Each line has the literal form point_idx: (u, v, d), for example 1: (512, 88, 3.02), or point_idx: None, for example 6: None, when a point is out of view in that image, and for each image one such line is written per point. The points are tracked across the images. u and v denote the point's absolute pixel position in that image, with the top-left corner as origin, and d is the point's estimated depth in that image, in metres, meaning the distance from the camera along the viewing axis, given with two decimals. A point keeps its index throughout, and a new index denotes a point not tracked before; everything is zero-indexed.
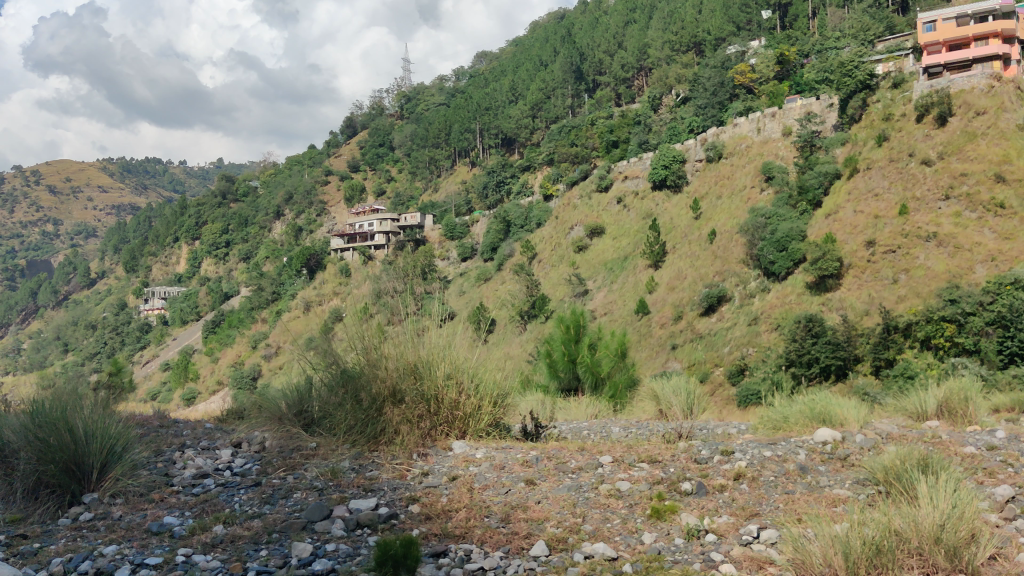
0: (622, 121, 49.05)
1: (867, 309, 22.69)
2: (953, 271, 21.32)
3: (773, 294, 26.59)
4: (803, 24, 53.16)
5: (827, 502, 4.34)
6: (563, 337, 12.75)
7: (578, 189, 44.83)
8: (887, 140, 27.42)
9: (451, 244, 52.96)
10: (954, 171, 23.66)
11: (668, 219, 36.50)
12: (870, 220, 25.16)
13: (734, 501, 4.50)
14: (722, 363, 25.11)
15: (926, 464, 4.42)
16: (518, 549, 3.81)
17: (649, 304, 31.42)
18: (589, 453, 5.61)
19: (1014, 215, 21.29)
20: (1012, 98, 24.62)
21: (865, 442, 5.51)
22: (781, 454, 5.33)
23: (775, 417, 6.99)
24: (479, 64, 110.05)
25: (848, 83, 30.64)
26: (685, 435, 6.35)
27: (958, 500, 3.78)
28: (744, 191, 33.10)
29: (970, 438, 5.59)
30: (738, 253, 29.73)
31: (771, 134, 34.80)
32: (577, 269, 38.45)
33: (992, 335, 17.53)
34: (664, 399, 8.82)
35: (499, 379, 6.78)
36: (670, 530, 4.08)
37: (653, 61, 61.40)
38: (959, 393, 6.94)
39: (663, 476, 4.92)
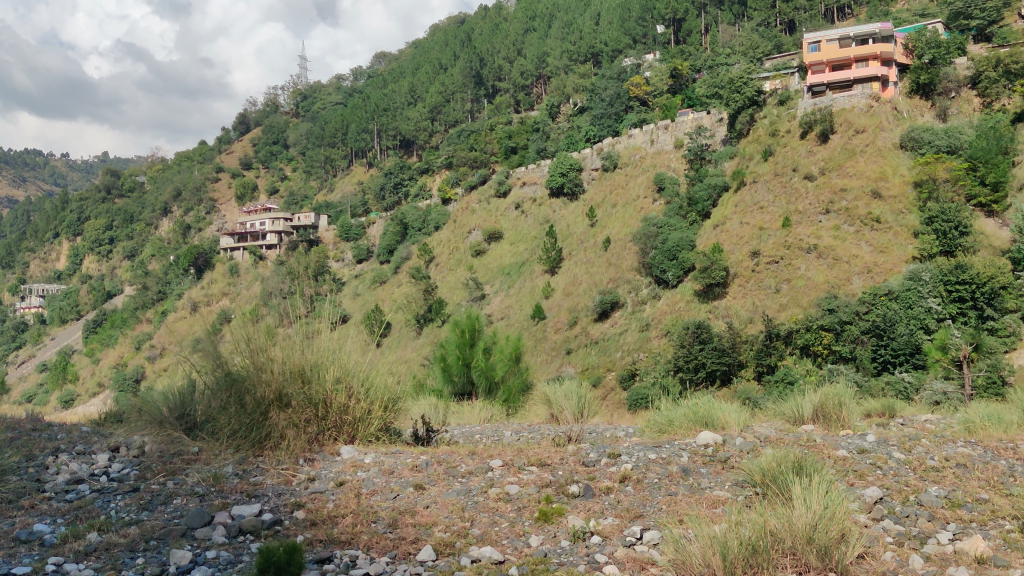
0: (521, 128, 49.60)
1: (751, 317, 23.41)
2: (832, 282, 22.22)
3: (663, 301, 27.14)
4: (696, 40, 54.89)
5: (707, 503, 4.49)
6: (457, 340, 12.64)
7: (476, 193, 44.74)
8: (772, 155, 28.50)
9: (346, 245, 52.25)
10: (834, 186, 24.71)
11: (565, 226, 36.93)
12: (755, 231, 26.01)
13: (619, 503, 4.59)
14: (614, 367, 25.48)
15: (800, 466, 4.60)
16: (404, 554, 3.78)
17: (544, 309, 31.66)
18: (479, 457, 5.61)
19: (889, 230, 22.43)
20: (888, 118, 25.96)
21: (743, 445, 5.72)
22: (665, 455, 5.47)
23: (660, 420, 7.14)
24: (377, 65, 109.37)
25: (737, 99, 31.71)
26: (574, 438, 6.44)
27: (829, 502, 3.96)
28: (637, 201, 33.79)
29: (842, 440, 5.88)
30: (631, 260, 30.32)
31: (664, 145, 35.72)
32: (474, 273, 38.43)
33: (867, 343, 18.92)
34: (556, 403, 8.86)
35: (390, 383, 6.73)
36: (556, 533, 4.13)
37: (552, 69, 62.46)
38: (834, 399, 7.21)
39: (552, 479, 4.97)
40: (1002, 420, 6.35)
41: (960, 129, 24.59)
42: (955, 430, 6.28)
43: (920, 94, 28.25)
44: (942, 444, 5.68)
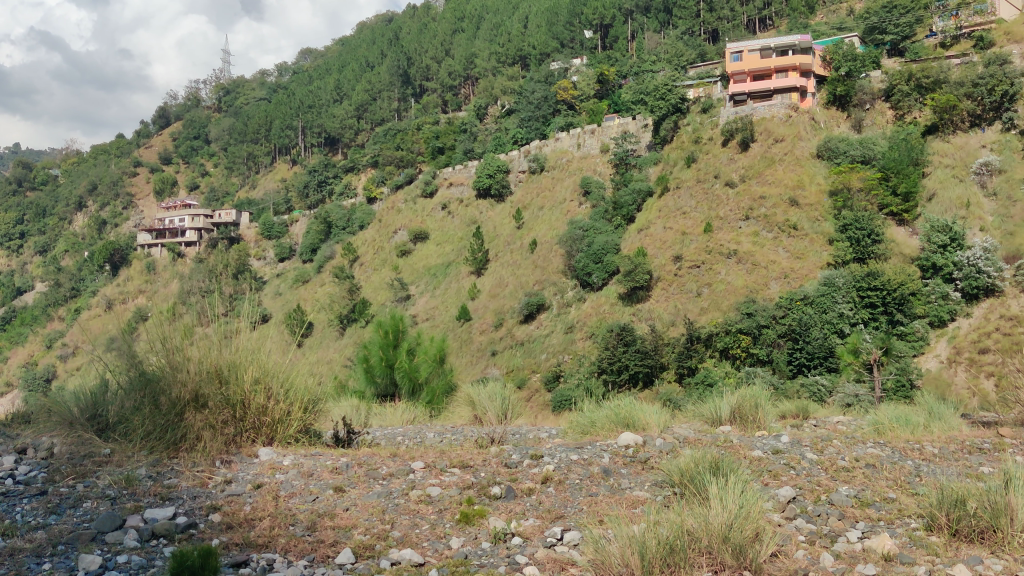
0: (448, 128, 49.56)
1: (674, 320, 23.69)
2: (750, 286, 22.69)
3: (588, 303, 27.32)
4: (622, 46, 55.64)
5: (627, 504, 4.54)
6: (381, 341, 12.55)
7: (402, 193, 44.39)
8: (695, 162, 29.04)
9: (268, 243, 51.32)
10: (754, 194, 25.29)
11: (491, 227, 36.99)
12: (678, 236, 26.39)
13: (541, 503, 4.62)
14: (539, 369, 25.55)
15: (717, 467, 4.69)
16: (323, 558, 3.74)
17: (470, 310, 31.62)
18: (401, 459, 5.58)
19: (805, 237, 23.10)
20: (806, 128, 26.73)
21: (663, 446, 5.80)
22: (586, 457, 5.51)
23: (583, 421, 7.21)
24: (303, 61, 108.00)
25: (661, 106, 32.20)
26: (497, 439, 6.46)
27: (745, 501, 4.03)
28: (563, 204, 34.02)
29: (757, 442, 6.01)
30: (557, 263, 30.50)
31: (590, 150, 36.11)
32: (399, 273, 38.14)
33: (782, 347, 19.42)
34: (480, 404, 8.87)
35: (310, 385, 6.67)
36: (478, 534, 4.13)
37: (480, 70, 62.56)
38: (751, 401, 7.38)
39: (474, 481, 4.97)
40: (909, 422, 6.59)
41: (874, 140, 25.58)
42: (866, 432, 6.48)
43: (836, 105, 29.03)
44: (852, 445, 5.87)
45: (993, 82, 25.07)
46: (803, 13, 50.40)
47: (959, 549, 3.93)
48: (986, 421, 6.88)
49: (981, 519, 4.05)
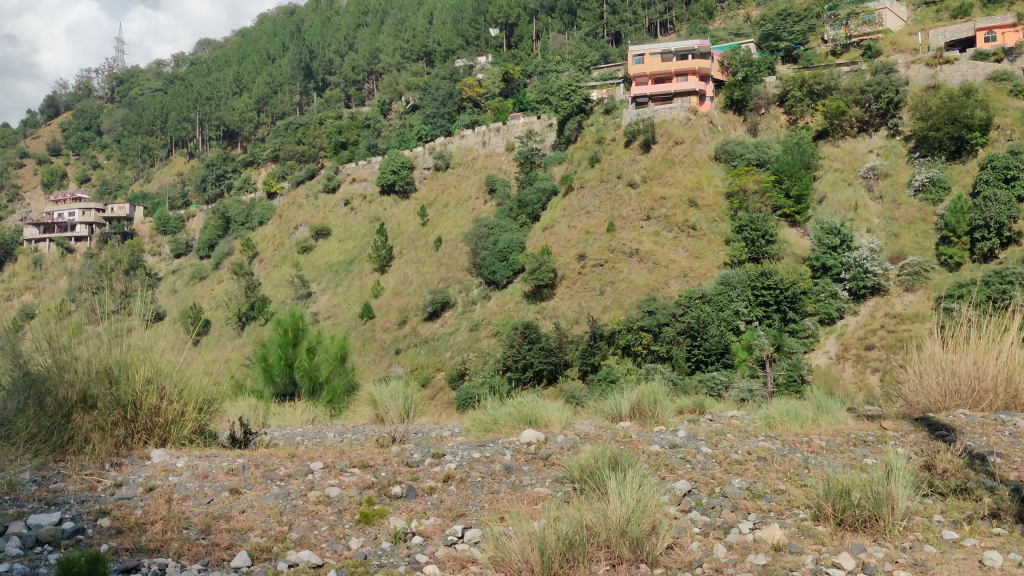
0: (351, 123, 49.10)
1: (577, 318, 23.75)
2: (651, 285, 23.12)
3: (493, 301, 27.37)
4: (527, 45, 56.03)
5: (528, 500, 4.58)
6: (280, 339, 12.27)
7: (303, 188, 43.61)
8: (598, 162, 29.44)
9: (163, 238, 49.71)
10: (655, 194, 25.79)
11: (395, 224, 36.70)
12: (582, 235, 26.66)
13: (442, 502, 4.62)
14: (443, 367, 25.41)
15: (616, 462, 4.77)
16: (218, 561, 3.66)
17: (373, 308, 31.24)
18: (299, 459, 5.51)
19: (704, 237, 23.75)
20: (704, 131, 27.65)
21: (564, 442, 5.87)
22: (488, 455, 5.53)
23: (486, 419, 7.22)
24: (201, 52, 105.20)
25: (565, 106, 32.48)
26: (398, 438, 6.42)
27: (642, 496, 4.12)
28: (469, 202, 34.08)
29: (655, 438, 6.12)
30: (462, 261, 30.46)
31: (495, 148, 36.34)
32: (300, 270, 37.45)
33: (682, 344, 19.80)
34: (382, 403, 8.80)
35: (205, 385, 6.52)
36: (378, 534, 4.10)
37: (384, 65, 62.29)
38: (650, 397, 7.53)
39: (374, 481, 4.93)
40: (799, 416, 6.81)
41: (768, 144, 26.64)
42: (758, 426, 6.69)
43: (733, 109, 29.93)
44: (744, 439, 6.05)
45: (879, 89, 26.35)
46: (702, 19, 51.95)
47: (844, 537, 4.10)
48: (871, 415, 7.18)
49: (864, 509, 4.23)
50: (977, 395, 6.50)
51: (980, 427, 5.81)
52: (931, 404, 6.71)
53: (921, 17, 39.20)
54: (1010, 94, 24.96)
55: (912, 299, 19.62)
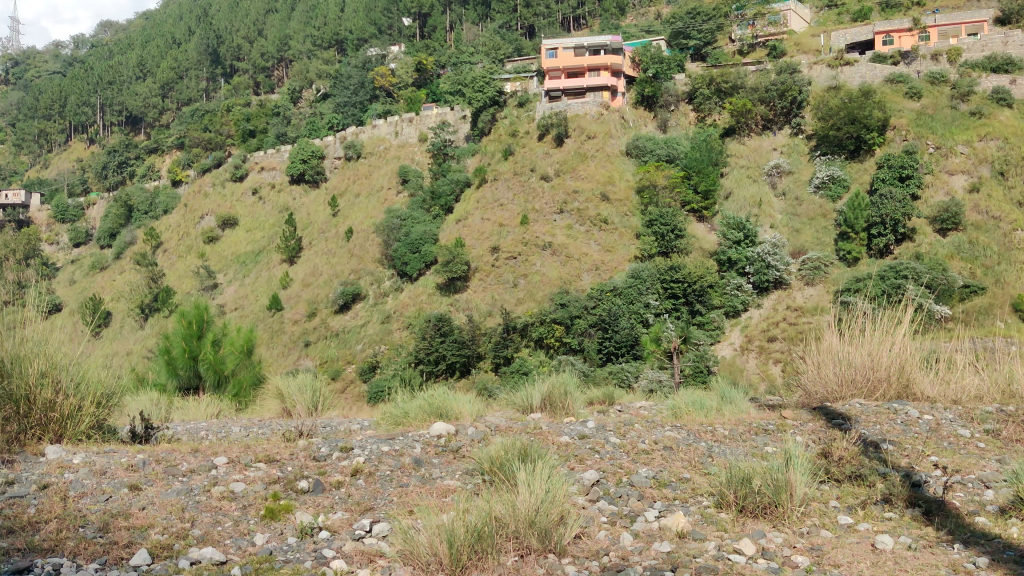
0: (260, 110, 48.16)
1: (490, 310, 23.60)
2: (563, 278, 23.26)
3: (405, 293, 27.11)
4: (440, 36, 55.93)
5: (438, 493, 4.58)
6: (184, 332, 12.00)
7: (210, 176, 42.50)
8: (512, 154, 29.48)
9: (61, 227, 47.85)
10: (568, 188, 26.04)
11: (305, 214, 36.12)
12: (495, 228, 26.51)
13: (349, 496, 4.58)
14: (354, 360, 25.10)
15: (525, 454, 4.80)
16: (116, 559, 3.56)
17: (282, 300, 30.67)
18: (203, 453, 5.38)
19: (615, 231, 24.17)
20: (616, 126, 28.30)
21: (474, 434, 5.89)
22: (398, 448, 5.50)
23: (395, 412, 7.15)
24: (102, 34, 101.58)
25: (479, 98, 32.49)
26: (305, 433, 6.29)
27: (552, 486, 4.16)
28: (380, 192, 33.76)
29: (565, 428, 6.17)
30: (374, 253, 30.14)
31: (408, 138, 36.16)
32: (206, 260, 36.48)
33: (593, 336, 19.97)
34: (289, 397, 8.65)
35: (104, 378, 6.30)
36: (284, 530, 4.04)
37: (295, 53, 61.32)
38: (561, 388, 7.58)
39: (280, 475, 4.85)
40: (703, 406, 6.97)
41: (678, 140, 27.23)
42: (665, 416, 6.81)
43: (644, 105, 30.42)
44: (652, 428, 6.17)
45: (783, 88, 27.24)
46: (614, 15, 52.77)
47: (746, 524, 4.23)
48: (772, 404, 7.35)
49: (764, 496, 4.37)
50: (873, 384, 6.78)
51: (874, 416, 6.05)
52: (828, 394, 6.90)
53: (823, 19, 40.52)
54: (906, 96, 25.97)
55: (811, 293, 20.41)
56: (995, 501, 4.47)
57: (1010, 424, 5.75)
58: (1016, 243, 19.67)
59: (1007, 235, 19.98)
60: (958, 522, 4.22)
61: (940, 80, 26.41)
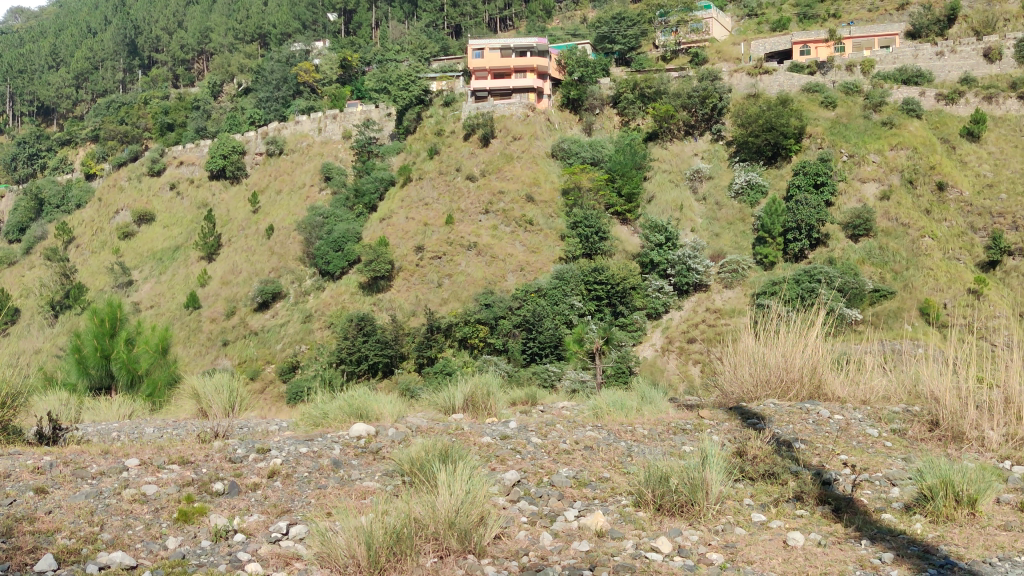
0: (179, 103, 47.09)
1: (414, 310, 23.45)
2: (488, 278, 23.27)
3: (327, 292, 26.74)
4: (366, 32, 55.50)
5: (356, 495, 4.55)
6: (95, 330, 11.65)
7: (125, 169, 41.29)
8: (437, 153, 29.38)
9: None
10: (493, 188, 26.09)
11: (224, 211, 35.42)
12: (419, 227, 26.29)
13: (266, 499, 4.51)
14: (273, 360, 24.69)
15: (446, 454, 4.80)
16: (19, 566, 3.43)
17: (199, 298, 29.98)
18: (113, 456, 5.24)
19: (540, 232, 24.35)
20: (541, 128, 28.53)
21: (395, 435, 5.86)
22: (316, 449, 5.44)
23: (315, 412, 7.08)
24: (12, 21, 97.94)
25: (404, 96, 32.25)
26: (222, 434, 6.17)
27: (472, 487, 4.15)
28: (303, 189, 33.30)
29: (487, 429, 6.17)
30: (294, 251, 29.69)
31: (331, 135, 35.76)
32: (121, 256, 35.48)
33: (517, 337, 20.02)
34: (205, 397, 8.46)
35: (10, 377, 6.09)
36: (197, 533, 3.95)
37: (216, 45, 60.02)
38: (483, 389, 7.58)
39: (194, 477, 4.75)
40: (624, 406, 7.06)
41: (602, 143, 27.54)
42: (587, 416, 6.89)
43: (569, 108, 30.67)
44: (574, 429, 6.23)
45: (705, 95, 27.79)
46: (541, 17, 53.02)
47: (663, 522, 4.30)
48: (691, 404, 7.49)
49: (681, 494, 4.45)
50: (786, 385, 6.96)
51: (787, 415, 6.21)
52: (744, 393, 7.04)
53: (743, 29, 41.37)
54: (822, 105, 26.72)
55: (730, 295, 20.87)
56: (900, 498, 4.65)
57: (915, 424, 5.97)
58: (923, 249, 20.40)
59: (915, 241, 20.70)
60: (866, 518, 4.36)
61: (854, 90, 27.24)
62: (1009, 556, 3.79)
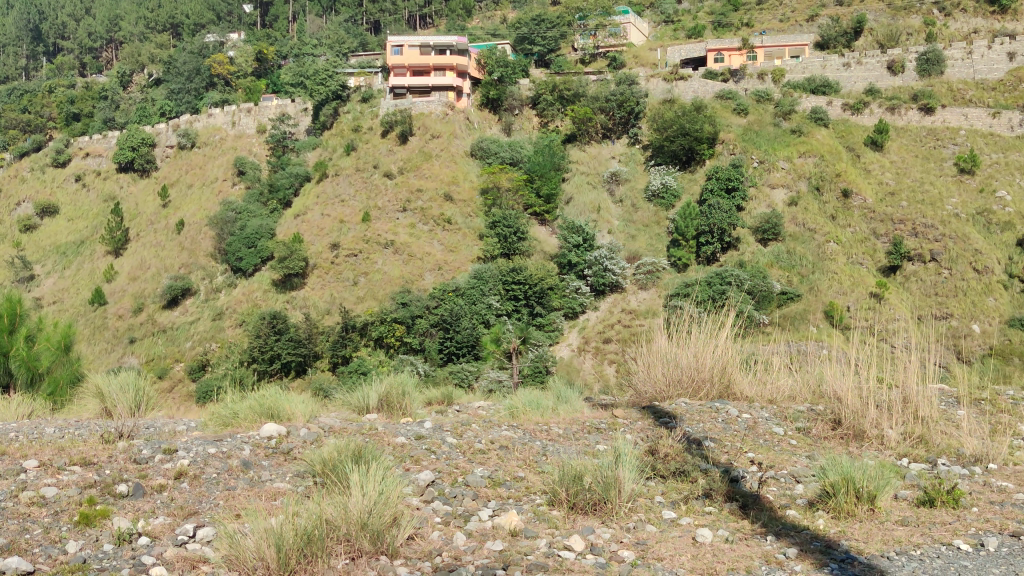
0: (86, 93, 45.83)
1: (328, 308, 23.15)
2: (405, 276, 23.14)
3: (239, 289, 26.20)
4: (283, 26, 54.54)
5: (266, 497, 4.47)
6: None
7: (27, 159, 39.69)
8: (354, 150, 29.05)
9: None
10: (411, 186, 25.95)
11: (132, 205, 34.42)
12: (335, 224, 25.91)
13: (173, 501, 4.40)
14: (182, 358, 24.09)
15: (359, 455, 4.76)
16: None
17: (105, 293, 29.00)
18: (10, 457, 5.03)
19: (458, 231, 24.35)
20: (460, 127, 28.53)
21: (308, 436, 5.78)
22: (225, 450, 5.32)
23: (224, 413, 6.92)
24: None
25: (321, 91, 31.82)
26: (126, 435, 5.96)
27: (386, 487, 4.11)
28: (215, 183, 32.56)
29: (402, 430, 6.14)
30: (206, 246, 28.98)
31: (245, 129, 35.06)
32: (22, 250, 34.10)
33: (434, 336, 19.94)
34: (110, 397, 8.17)
35: None
36: (99, 536, 3.84)
37: (126, 34, 58.19)
38: (398, 388, 7.53)
39: (97, 479, 4.60)
40: (539, 405, 7.10)
41: (521, 144, 27.76)
42: (502, 416, 6.90)
43: (488, 107, 30.72)
44: (488, 428, 6.23)
45: (622, 99, 28.20)
46: (461, 16, 52.88)
47: (576, 520, 4.35)
48: (605, 403, 7.58)
49: (595, 492, 4.50)
50: (697, 385, 7.10)
51: (697, 414, 6.35)
52: (657, 392, 7.14)
53: (660, 34, 42.07)
54: (734, 112, 27.37)
55: (645, 296, 21.24)
56: (804, 495, 4.80)
57: (818, 422, 6.18)
58: (828, 253, 21.11)
59: (820, 246, 21.40)
60: (771, 514, 4.49)
61: (765, 98, 27.98)
62: (905, 550, 3.95)
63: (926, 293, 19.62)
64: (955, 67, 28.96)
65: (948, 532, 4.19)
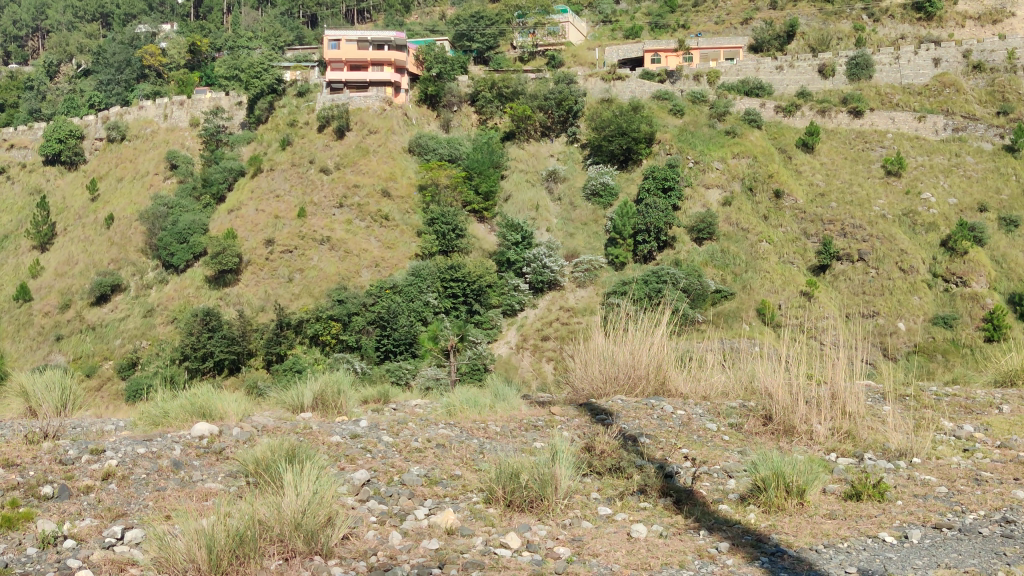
0: (10, 83, 44.49)
1: (263, 305, 22.83)
2: (341, 273, 22.94)
3: (171, 285, 25.71)
4: (217, 17, 53.51)
5: (198, 497, 4.40)
6: None
7: None
8: (290, 144, 28.67)
9: None
10: (348, 182, 25.71)
11: (60, 199, 33.51)
12: (269, 220, 25.56)
13: (100, 502, 4.29)
14: (112, 356, 23.57)
15: (292, 454, 4.71)
16: None
17: (30, 289, 28.18)
18: None
19: (396, 228, 24.21)
20: (398, 123, 28.34)
21: (240, 435, 5.69)
22: (155, 450, 5.21)
23: (153, 412, 6.76)
24: None
25: (256, 85, 31.32)
26: (51, 435, 5.80)
27: (320, 487, 4.06)
28: (146, 177, 31.81)
29: (337, 428, 6.09)
30: (136, 241, 28.28)
31: (178, 122, 34.22)
32: None
33: (371, 333, 19.79)
34: (34, 396, 7.95)
35: None
36: (22, 540, 3.73)
37: (53, 22, 56.57)
38: (333, 386, 7.47)
39: (20, 481, 4.47)
40: (476, 403, 7.10)
41: (459, 141, 27.77)
42: (439, 413, 6.90)
43: (427, 104, 30.58)
44: (425, 427, 6.21)
45: (561, 98, 28.36)
46: (399, 11, 52.52)
47: (512, 518, 4.36)
48: (541, 401, 7.61)
49: (531, 490, 4.53)
50: (632, 382, 7.17)
51: (633, 411, 6.42)
52: (594, 390, 7.22)
53: (598, 34, 42.43)
54: (670, 112, 27.69)
55: (582, 294, 21.41)
56: (736, 490, 4.88)
57: (751, 418, 6.30)
58: (760, 253, 21.51)
59: (753, 245, 21.79)
60: (704, 509, 4.56)
61: (700, 99, 28.39)
62: (833, 542, 4.05)
63: (854, 292, 20.11)
64: (883, 71, 29.70)
65: (875, 525, 4.31)
